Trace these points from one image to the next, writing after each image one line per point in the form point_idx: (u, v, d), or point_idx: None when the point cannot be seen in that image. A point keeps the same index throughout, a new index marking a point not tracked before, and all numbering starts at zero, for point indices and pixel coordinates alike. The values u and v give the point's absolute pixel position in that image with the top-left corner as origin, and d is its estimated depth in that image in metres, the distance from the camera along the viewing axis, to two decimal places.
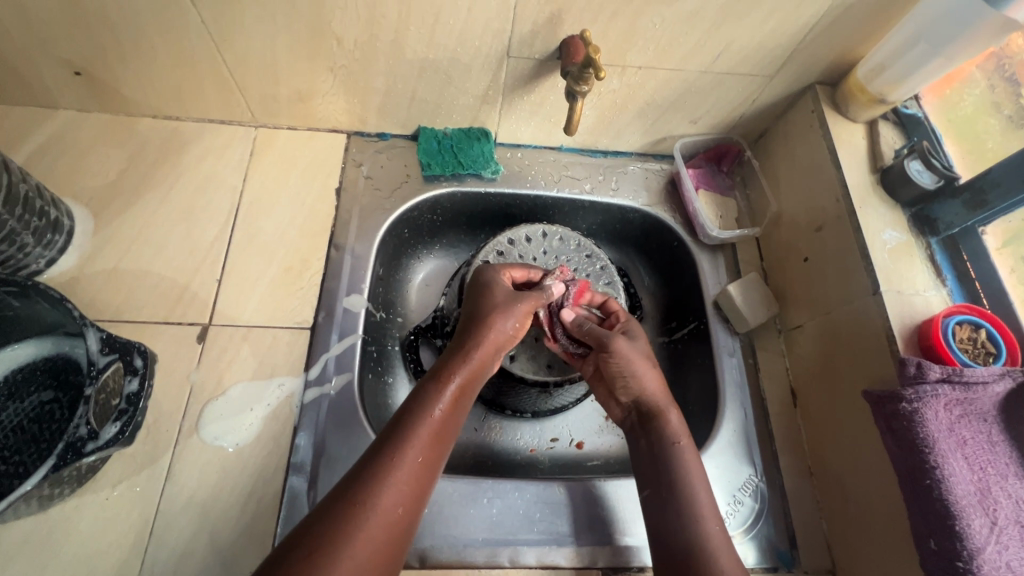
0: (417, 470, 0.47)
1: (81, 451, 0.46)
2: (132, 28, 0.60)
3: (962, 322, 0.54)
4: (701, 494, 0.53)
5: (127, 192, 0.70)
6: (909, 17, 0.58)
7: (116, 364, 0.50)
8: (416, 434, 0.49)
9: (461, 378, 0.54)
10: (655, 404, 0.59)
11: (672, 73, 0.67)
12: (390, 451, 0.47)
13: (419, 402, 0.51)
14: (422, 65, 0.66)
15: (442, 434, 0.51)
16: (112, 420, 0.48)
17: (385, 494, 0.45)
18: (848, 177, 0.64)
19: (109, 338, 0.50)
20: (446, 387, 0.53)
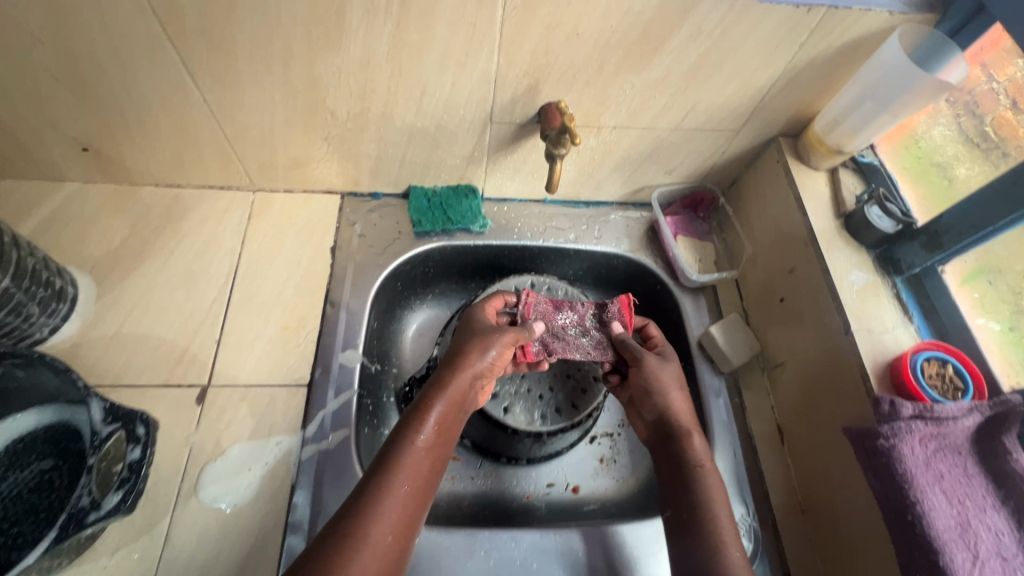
0: (404, 502, 0.50)
1: (82, 522, 0.53)
2: (140, 108, 0.64)
3: (929, 358, 0.57)
4: (723, 518, 0.57)
5: (129, 258, 0.72)
6: (855, 79, 0.64)
7: (119, 432, 0.59)
8: (401, 467, 0.51)
9: (441, 408, 0.56)
10: (682, 426, 0.63)
11: (645, 131, 0.72)
12: (374, 486, 0.49)
13: (403, 434, 0.53)
14: (412, 131, 0.70)
15: (426, 463, 0.53)
16: (114, 488, 0.56)
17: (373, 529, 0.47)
18: (814, 223, 0.68)
19: (113, 408, 0.59)
20: (427, 418, 0.55)
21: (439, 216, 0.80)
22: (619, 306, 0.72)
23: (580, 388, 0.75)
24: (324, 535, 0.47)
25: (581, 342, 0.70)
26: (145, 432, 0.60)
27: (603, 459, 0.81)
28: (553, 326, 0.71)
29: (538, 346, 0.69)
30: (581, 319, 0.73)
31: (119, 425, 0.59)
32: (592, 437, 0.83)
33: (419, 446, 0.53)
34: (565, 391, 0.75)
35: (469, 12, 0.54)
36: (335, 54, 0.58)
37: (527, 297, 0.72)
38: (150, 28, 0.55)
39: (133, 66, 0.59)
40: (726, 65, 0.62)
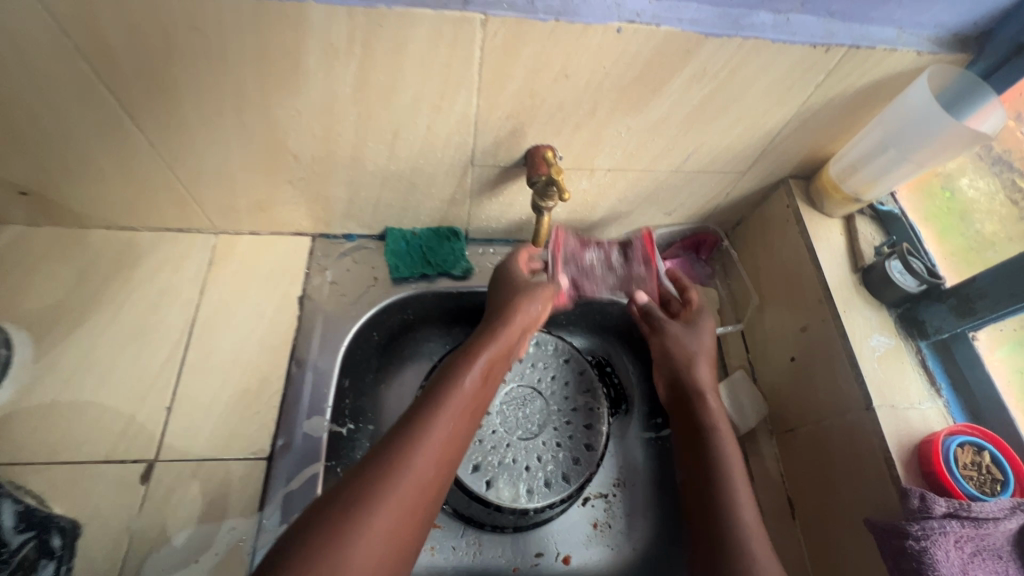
0: (427, 473, 0.47)
1: None
2: (78, 152, 0.57)
3: (964, 443, 0.50)
4: (742, 493, 0.56)
5: (73, 313, 0.66)
6: (876, 122, 0.58)
7: (32, 542, 0.53)
8: (430, 436, 0.49)
9: (477, 376, 0.55)
10: (695, 388, 0.65)
11: (642, 173, 0.65)
12: (395, 456, 0.46)
13: (437, 399, 0.52)
14: (385, 174, 0.63)
15: (458, 434, 0.51)
16: None
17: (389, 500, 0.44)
18: (829, 277, 0.62)
19: (28, 514, 0.54)
20: (463, 384, 0.53)
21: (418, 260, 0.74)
22: (642, 242, 0.70)
23: (571, 458, 0.67)
24: (333, 500, 0.43)
25: (602, 279, 0.71)
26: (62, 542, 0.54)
27: (597, 523, 0.73)
28: (581, 263, 0.69)
29: (568, 283, 0.69)
30: (607, 256, 0.71)
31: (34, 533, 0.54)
32: (585, 498, 0.75)
33: (453, 410, 0.51)
34: (556, 462, 0.67)
35: (442, 53, 0.48)
36: (293, 96, 0.52)
37: (557, 235, 0.69)
38: (78, 69, 0.48)
39: (65, 109, 0.52)
40: (733, 107, 0.56)
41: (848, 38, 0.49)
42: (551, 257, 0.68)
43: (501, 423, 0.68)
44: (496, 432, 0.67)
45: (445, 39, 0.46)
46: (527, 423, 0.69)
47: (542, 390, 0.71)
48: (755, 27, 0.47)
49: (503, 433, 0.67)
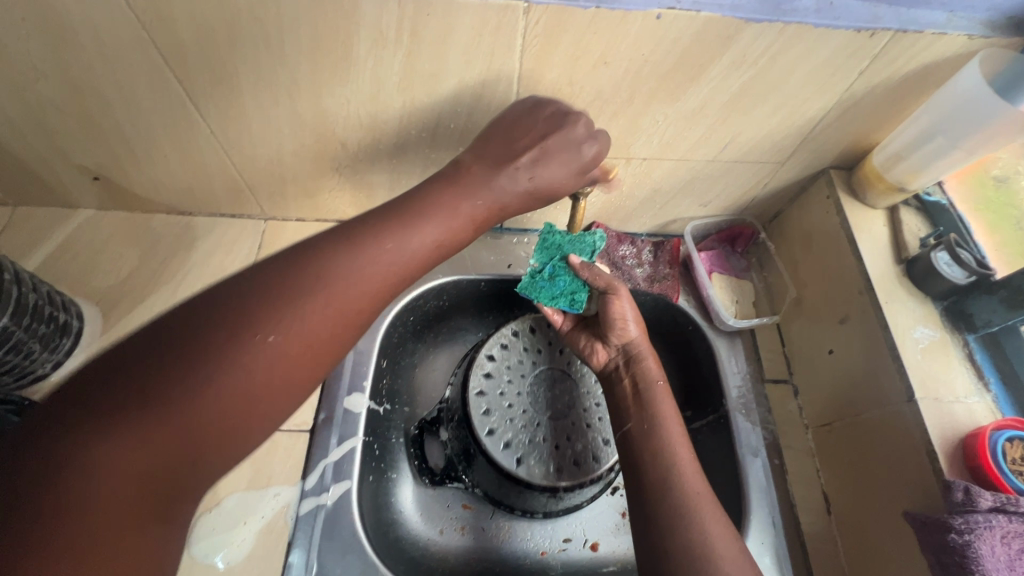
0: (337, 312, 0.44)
1: None
2: (145, 139, 0.62)
3: (1013, 438, 0.49)
4: (680, 444, 0.57)
5: (136, 290, 0.71)
6: (923, 109, 0.57)
7: None
8: (333, 281, 0.44)
9: (390, 260, 0.47)
10: (640, 353, 0.64)
11: (678, 162, 0.66)
12: (275, 301, 0.41)
13: (335, 260, 0.45)
14: (426, 162, 0.66)
15: (366, 290, 0.46)
16: None
17: (292, 328, 0.41)
18: (871, 268, 0.61)
19: None
20: (381, 252, 0.47)
21: (543, 271, 0.66)
22: (673, 244, 0.78)
23: (601, 439, 0.67)
24: (199, 323, 0.39)
25: (634, 272, 0.77)
26: None
27: (627, 513, 0.74)
28: (614, 256, 0.77)
29: None
30: (639, 253, 0.78)
31: None
32: (614, 488, 0.75)
33: (365, 268, 0.46)
34: (586, 441, 0.67)
35: (485, 41, 0.50)
36: (343, 85, 0.55)
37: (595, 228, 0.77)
38: (149, 58, 0.52)
39: (136, 97, 0.56)
40: (772, 95, 0.56)
41: (895, 22, 0.49)
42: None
43: (530, 401, 0.68)
44: (526, 412, 0.67)
45: (488, 27, 0.48)
46: (557, 404, 0.69)
47: (570, 373, 0.72)
48: (796, 12, 0.48)
49: (533, 413, 0.68)
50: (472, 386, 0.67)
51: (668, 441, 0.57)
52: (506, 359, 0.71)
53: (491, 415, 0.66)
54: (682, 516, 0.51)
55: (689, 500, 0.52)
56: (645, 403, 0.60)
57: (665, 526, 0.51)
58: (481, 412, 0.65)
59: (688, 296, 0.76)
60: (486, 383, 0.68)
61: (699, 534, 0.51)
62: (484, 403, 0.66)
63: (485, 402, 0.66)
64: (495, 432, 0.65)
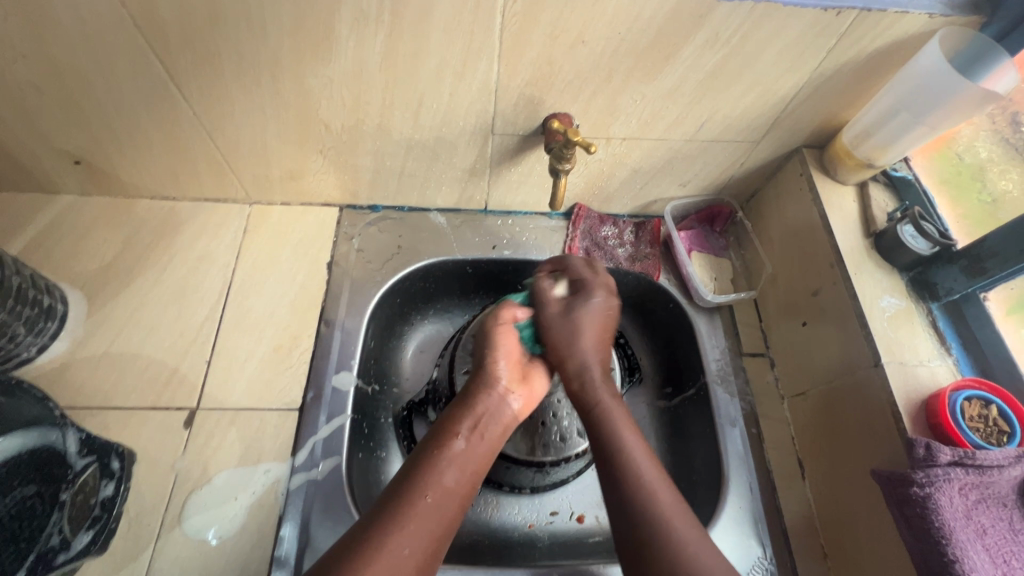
0: (418, 537, 0.45)
1: (52, 561, 0.54)
2: (128, 122, 0.62)
3: (971, 398, 0.52)
4: (642, 455, 0.52)
5: (121, 274, 0.71)
6: (888, 88, 0.59)
7: (93, 466, 0.58)
8: (425, 487, 0.48)
9: (451, 463, 0.50)
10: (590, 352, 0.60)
11: (656, 142, 0.67)
12: (387, 522, 0.45)
13: (422, 468, 0.49)
14: (409, 143, 0.67)
15: (440, 514, 0.47)
16: (85, 528, 0.55)
17: (412, 522, 0.45)
18: (841, 242, 0.63)
19: (88, 441, 0.59)
20: (440, 462, 0.50)
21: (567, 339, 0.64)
22: (654, 224, 0.80)
23: None
24: None
25: (616, 252, 0.79)
26: (120, 467, 0.59)
27: None
28: (596, 236, 0.80)
29: (582, 255, 0.78)
30: (621, 233, 0.80)
31: (94, 458, 0.59)
32: None
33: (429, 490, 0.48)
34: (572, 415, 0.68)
35: (465, 20, 0.51)
36: (325, 64, 0.55)
37: (578, 210, 0.79)
38: (132, 39, 0.52)
39: (118, 79, 0.56)
40: (744, 73, 0.57)
41: (860, 1, 0.51)
42: (570, 228, 0.79)
43: None
44: None
45: (468, 6, 0.50)
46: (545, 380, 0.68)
47: None
48: None
49: None
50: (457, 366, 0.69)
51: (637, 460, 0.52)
52: None
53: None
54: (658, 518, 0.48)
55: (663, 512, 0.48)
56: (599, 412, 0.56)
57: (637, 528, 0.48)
58: None
59: (668, 275, 0.78)
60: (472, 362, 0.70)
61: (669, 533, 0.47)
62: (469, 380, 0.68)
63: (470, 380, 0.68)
64: None
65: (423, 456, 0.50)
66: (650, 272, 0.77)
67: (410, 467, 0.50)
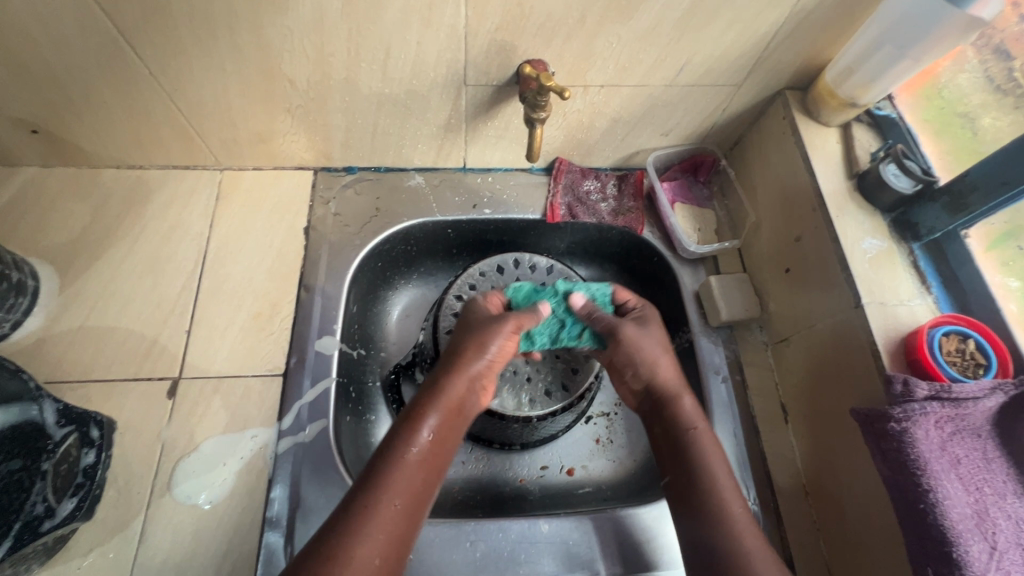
0: (384, 537, 0.46)
1: (38, 529, 0.53)
2: (83, 86, 0.59)
3: (949, 333, 0.52)
4: (724, 479, 0.54)
5: (92, 246, 0.69)
6: (872, 20, 0.57)
7: (73, 435, 0.57)
8: (385, 493, 0.48)
9: (415, 460, 0.51)
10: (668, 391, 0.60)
11: (636, 88, 0.65)
12: (349, 532, 0.45)
13: (383, 471, 0.49)
14: (380, 99, 0.64)
15: (405, 515, 0.48)
16: (69, 496, 0.55)
17: (376, 527, 0.46)
18: (824, 185, 0.62)
19: (65, 411, 0.58)
20: (408, 460, 0.50)
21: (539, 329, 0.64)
22: (637, 176, 0.79)
23: (571, 368, 0.70)
24: None
25: (599, 207, 0.78)
26: (100, 434, 0.59)
27: (600, 439, 0.76)
28: (578, 192, 0.78)
29: (564, 211, 0.77)
30: (604, 187, 0.79)
31: (74, 428, 0.58)
32: (587, 417, 0.77)
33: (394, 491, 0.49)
34: (555, 371, 0.70)
35: None
36: (284, 14, 0.52)
37: (560, 164, 0.78)
38: None
39: (65, 37, 0.53)
40: (724, 9, 0.55)
41: None
42: (552, 184, 0.78)
43: None
44: None
45: None
46: None
47: None
48: None
49: None
50: (441, 324, 0.70)
51: (714, 482, 0.54)
52: None
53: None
54: (732, 555, 0.50)
55: (733, 536, 0.51)
56: (682, 450, 0.56)
57: (719, 510, 0.52)
58: None
59: (651, 226, 0.78)
60: (455, 322, 0.70)
61: (735, 538, 0.51)
62: None
63: None
64: None
65: (384, 456, 0.50)
66: (632, 225, 0.77)
67: (375, 469, 0.49)
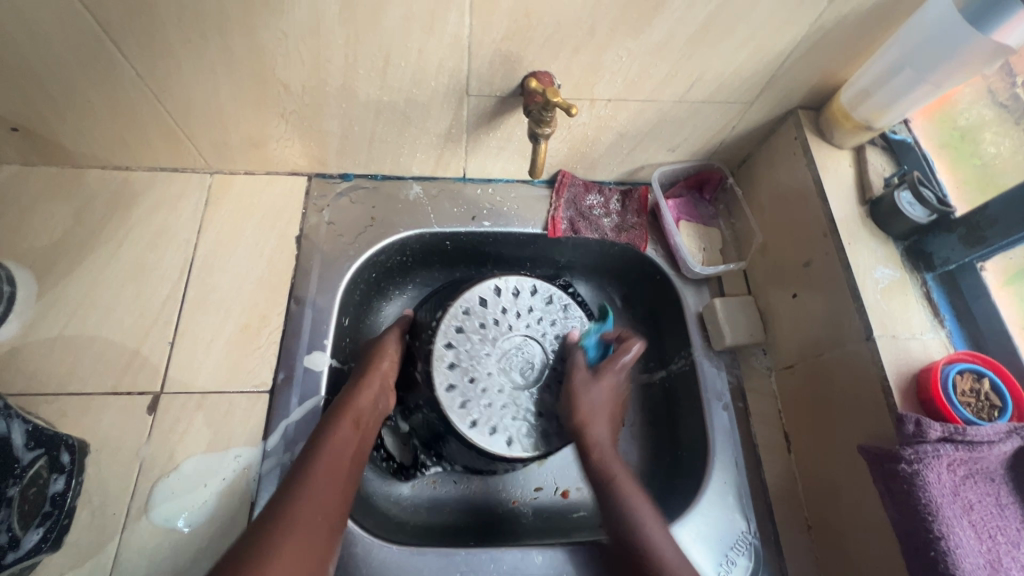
0: (320, 496, 0.50)
1: (2, 561, 0.50)
2: (66, 85, 0.56)
3: (964, 371, 0.50)
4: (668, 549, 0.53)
5: (73, 251, 0.66)
6: (892, 41, 0.55)
7: (42, 459, 0.54)
8: (314, 469, 0.52)
9: (344, 436, 0.55)
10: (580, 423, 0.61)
11: (644, 104, 0.63)
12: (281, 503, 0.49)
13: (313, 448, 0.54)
14: (378, 107, 0.62)
15: (336, 479, 0.52)
16: (36, 526, 0.52)
17: (311, 488, 0.50)
18: (835, 210, 0.60)
19: (35, 432, 0.54)
20: (337, 437, 0.55)
21: None
22: (641, 192, 0.76)
23: None
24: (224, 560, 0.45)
25: (602, 222, 0.76)
26: (71, 459, 0.55)
27: None
28: (581, 206, 0.76)
29: (565, 226, 0.75)
30: (607, 202, 0.77)
31: (44, 450, 0.54)
32: None
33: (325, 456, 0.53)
34: (555, 409, 0.66)
35: None
36: (278, 17, 0.50)
37: (562, 177, 0.75)
38: None
39: (45, 34, 0.50)
40: (739, 26, 0.53)
41: None
42: (553, 197, 0.75)
43: (502, 380, 0.65)
44: (501, 391, 0.65)
45: None
46: (525, 368, 0.67)
47: (534, 340, 0.68)
48: None
49: (508, 387, 0.65)
50: (438, 382, 0.63)
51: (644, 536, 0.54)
52: (465, 341, 0.65)
53: (470, 406, 0.63)
54: None
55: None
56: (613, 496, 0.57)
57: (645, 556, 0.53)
58: (459, 406, 0.63)
59: (653, 244, 0.75)
60: (453, 374, 0.64)
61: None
62: (457, 395, 0.63)
63: (457, 395, 0.63)
64: (477, 422, 0.63)
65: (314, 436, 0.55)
66: (635, 241, 0.75)
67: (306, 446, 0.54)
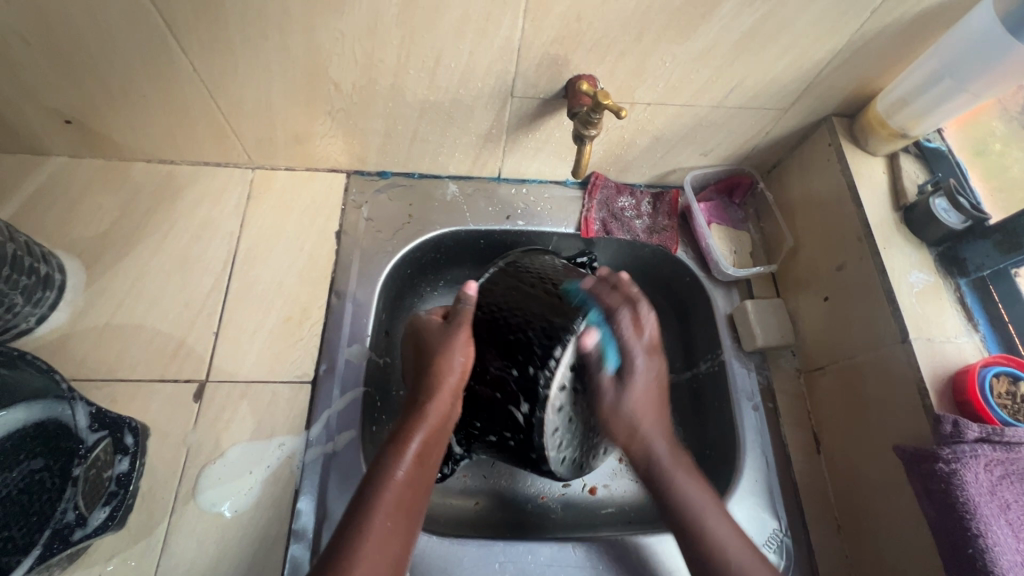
0: (378, 553, 0.46)
1: (68, 538, 0.50)
2: (124, 80, 0.58)
3: (1000, 374, 0.52)
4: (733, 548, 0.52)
5: (120, 242, 0.67)
6: (932, 51, 0.56)
7: (106, 440, 0.53)
8: (373, 519, 0.47)
9: (401, 478, 0.50)
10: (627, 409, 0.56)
11: (682, 108, 0.64)
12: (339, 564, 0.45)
13: (369, 496, 0.49)
14: (424, 106, 0.63)
15: (395, 526, 0.48)
16: (101, 505, 0.52)
17: (368, 544, 0.46)
18: (870, 215, 0.61)
19: (99, 414, 0.54)
20: (395, 479, 0.50)
21: None
22: (672, 195, 0.78)
23: None
24: None
25: (633, 224, 0.77)
26: (134, 441, 0.54)
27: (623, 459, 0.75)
28: (613, 208, 0.77)
29: (598, 226, 0.76)
30: (638, 204, 0.78)
31: (107, 432, 0.54)
32: None
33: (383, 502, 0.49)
34: None
35: None
36: (338, 17, 0.51)
37: (595, 179, 0.77)
38: None
39: (113, 30, 0.52)
40: (782, 34, 0.54)
41: None
42: (587, 198, 0.77)
43: None
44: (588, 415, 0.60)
45: None
46: None
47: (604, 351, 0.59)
48: None
49: None
50: (550, 425, 0.54)
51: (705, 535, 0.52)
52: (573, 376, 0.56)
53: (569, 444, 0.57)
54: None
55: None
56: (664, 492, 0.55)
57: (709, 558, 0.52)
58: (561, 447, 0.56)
59: (684, 245, 0.77)
60: (563, 414, 0.55)
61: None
62: (560, 434, 0.55)
63: (561, 434, 0.56)
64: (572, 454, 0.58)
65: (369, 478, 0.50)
66: (666, 242, 0.76)
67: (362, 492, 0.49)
